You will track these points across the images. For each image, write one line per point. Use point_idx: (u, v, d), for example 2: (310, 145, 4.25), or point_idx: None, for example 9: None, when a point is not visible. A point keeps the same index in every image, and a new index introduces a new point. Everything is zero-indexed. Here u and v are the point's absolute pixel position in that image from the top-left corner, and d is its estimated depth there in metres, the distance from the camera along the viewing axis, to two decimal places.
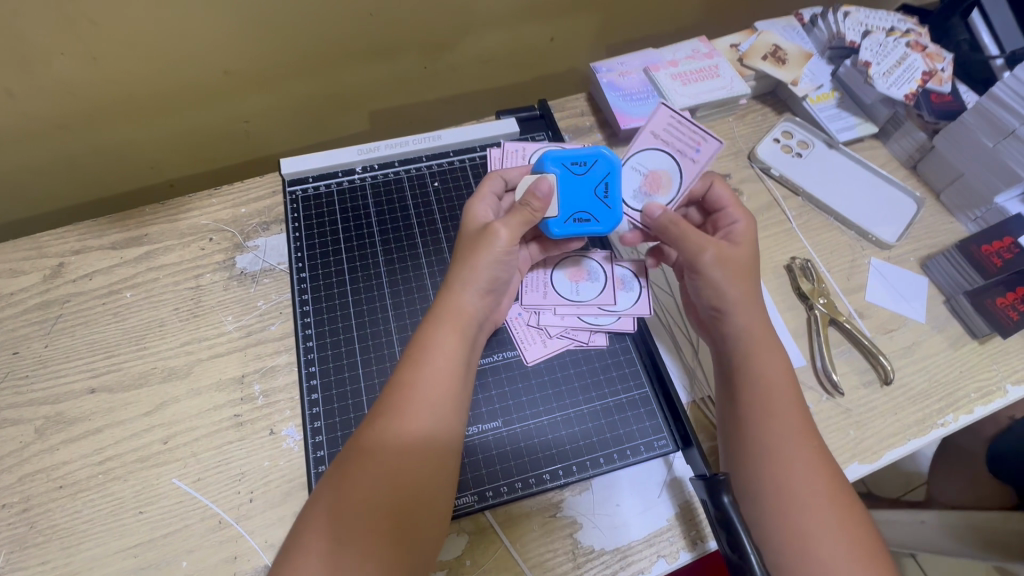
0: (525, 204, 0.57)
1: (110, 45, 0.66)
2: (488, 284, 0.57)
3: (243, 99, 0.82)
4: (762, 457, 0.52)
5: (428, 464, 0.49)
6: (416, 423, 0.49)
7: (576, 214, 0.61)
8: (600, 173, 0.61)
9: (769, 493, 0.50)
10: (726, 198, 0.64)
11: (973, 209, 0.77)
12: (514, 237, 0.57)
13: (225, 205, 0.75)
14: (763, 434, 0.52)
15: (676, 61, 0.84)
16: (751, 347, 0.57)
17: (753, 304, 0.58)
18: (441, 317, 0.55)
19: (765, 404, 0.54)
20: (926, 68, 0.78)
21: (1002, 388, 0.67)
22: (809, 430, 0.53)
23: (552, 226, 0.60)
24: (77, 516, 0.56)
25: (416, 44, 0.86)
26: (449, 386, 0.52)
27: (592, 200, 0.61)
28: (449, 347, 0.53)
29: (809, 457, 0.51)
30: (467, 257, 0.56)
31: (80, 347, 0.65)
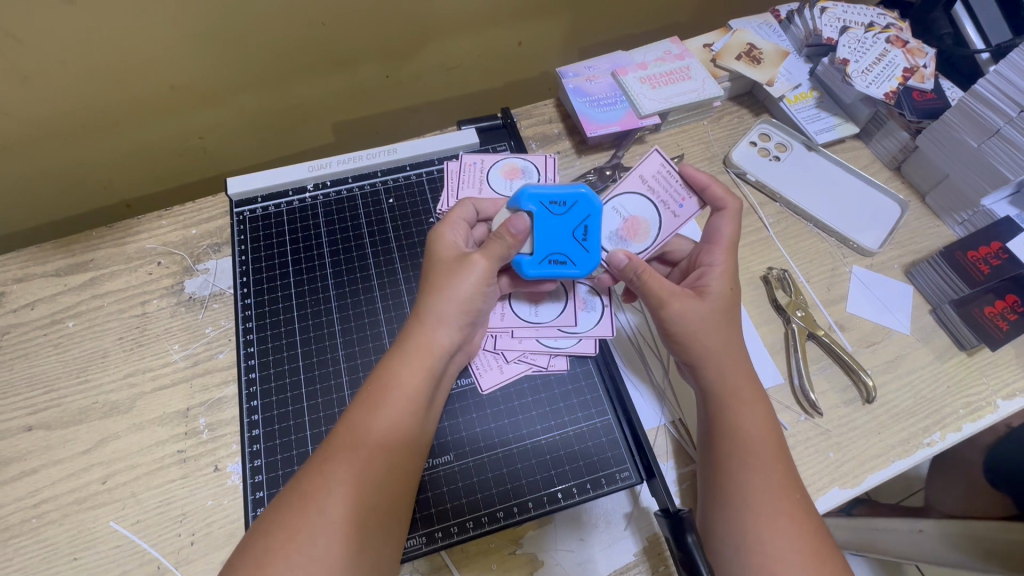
0: (497, 235, 0.54)
1: (43, 64, 0.63)
2: (464, 319, 0.54)
3: (196, 114, 0.79)
4: (736, 524, 0.48)
5: (380, 511, 0.46)
6: (372, 467, 0.46)
7: (551, 256, 0.57)
8: (580, 214, 0.57)
9: (743, 564, 0.47)
10: (724, 233, 0.58)
11: (960, 212, 0.73)
12: (491, 268, 0.54)
13: (175, 227, 0.72)
14: (739, 499, 0.49)
15: (646, 63, 0.80)
16: (727, 402, 0.52)
17: (729, 350, 0.54)
18: (408, 351, 0.51)
19: (740, 464, 0.50)
20: (907, 64, 0.74)
21: (992, 403, 0.64)
22: (790, 493, 0.49)
23: (525, 266, 0.57)
24: (8, 564, 0.53)
25: (376, 53, 0.82)
26: (409, 426, 0.50)
27: (569, 241, 0.57)
28: (414, 386, 0.50)
29: (788, 525, 0.47)
30: (442, 286, 0.53)
31: (18, 382, 0.62)
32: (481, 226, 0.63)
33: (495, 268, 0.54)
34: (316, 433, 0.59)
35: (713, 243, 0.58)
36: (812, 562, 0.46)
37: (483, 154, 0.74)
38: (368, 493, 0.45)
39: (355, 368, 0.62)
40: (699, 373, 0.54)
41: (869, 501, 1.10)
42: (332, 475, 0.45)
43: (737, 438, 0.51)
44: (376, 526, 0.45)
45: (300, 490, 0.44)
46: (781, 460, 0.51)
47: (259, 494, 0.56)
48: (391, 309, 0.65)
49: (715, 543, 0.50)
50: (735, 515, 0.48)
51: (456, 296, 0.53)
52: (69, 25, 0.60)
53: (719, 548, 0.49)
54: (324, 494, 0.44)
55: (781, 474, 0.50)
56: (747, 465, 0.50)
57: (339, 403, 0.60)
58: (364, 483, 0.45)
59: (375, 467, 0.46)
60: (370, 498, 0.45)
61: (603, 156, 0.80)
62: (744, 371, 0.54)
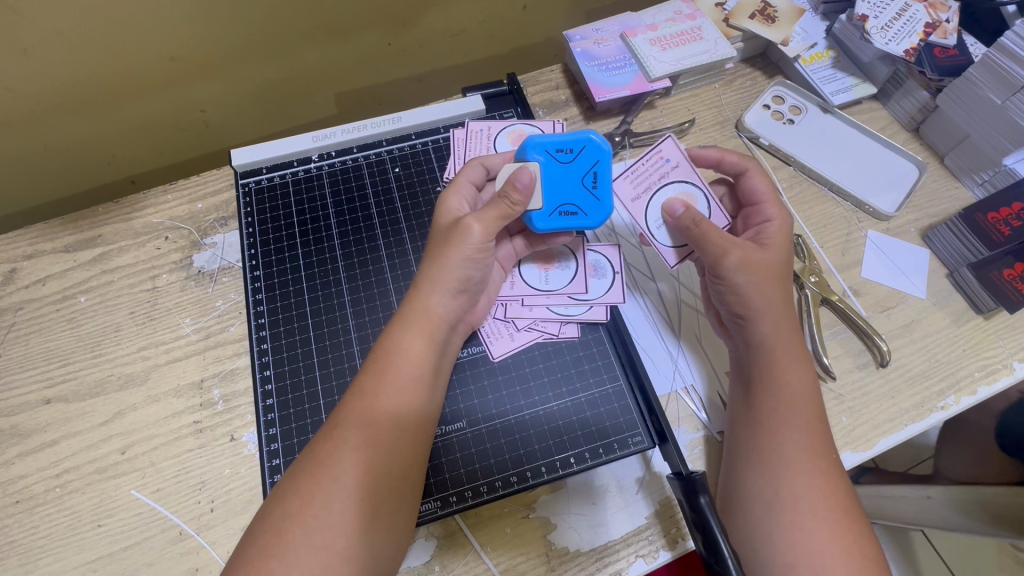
0: (503, 196, 0.53)
1: (40, 35, 0.62)
2: (460, 284, 0.53)
3: (197, 86, 0.78)
4: (765, 475, 0.49)
5: (391, 479, 0.46)
6: (384, 436, 0.47)
7: (562, 207, 0.57)
8: (589, 160, 0.58)
9: (772, 518, 0.47)
10: (762, 189, 0.58)
11: (981, 172, 0.71)
12: (490, 232, 0.53)
13: (181, 201, 0.72)
14: (774, 453, 0.49)
15: (656, 25, 0.78)
16: (774, 358, 0.52)
17: (782, 310, 0.54)
18: (409, 319, 0.52)
19: (783, 421, 0.50)
20: (929, 19, 0.71)
21: (1008, 366, 0.63)
22: (826, 454, 0.49)
23: (536, 219, 0.57)
24: (33, 532, 0.54)
25: (379, 19, 0.80)
26: (416, 393, 0.50)
27: (579, 190, 0.57)
28: (417, 354, 0.51)
29: (821, 483, 0.48)
30: (440, 252, 0.53)
31: (33, 357, 0.63)
32: (488, 187, 0.62)
33: (491, 231, 0.53)
34: (328, 402, 0.59)
35: (756, 202, 0.59)
36: (841, 522, 0.47)
37: (490, 121, 0.73)
38: (377, 459, 0.45)
39: (366, 337, 0.62)
40: (751, 328, 0.54)
41: (877, 470, 1.10)
42: (341, 444, 0.45)
43: (784, 394, 0.51)
44: (386, 494, 0.45)
45: (311, 459, 0.45)
46: (818, 419, 0.51)
47: (275, 461, 0.57)
48: (401, 278, 0.65)
49: (742, 496, 0.50)
50: (770, 469, 0.49)
51: (461, 264, 0.52)
52: None
53: (746, 499, 0.49)
54: (336, 461, 0.44)
55: (819, 430, 0.51)
56: (791, 420, 0.50)
57: (350, 371, 0.60)
58: (372, 449, 0.45)
59: (381, 435, 0.46)
60: (381, 465, 0.45)
61: (612, 122, 0.79)
62: (793, 331, 0.54)
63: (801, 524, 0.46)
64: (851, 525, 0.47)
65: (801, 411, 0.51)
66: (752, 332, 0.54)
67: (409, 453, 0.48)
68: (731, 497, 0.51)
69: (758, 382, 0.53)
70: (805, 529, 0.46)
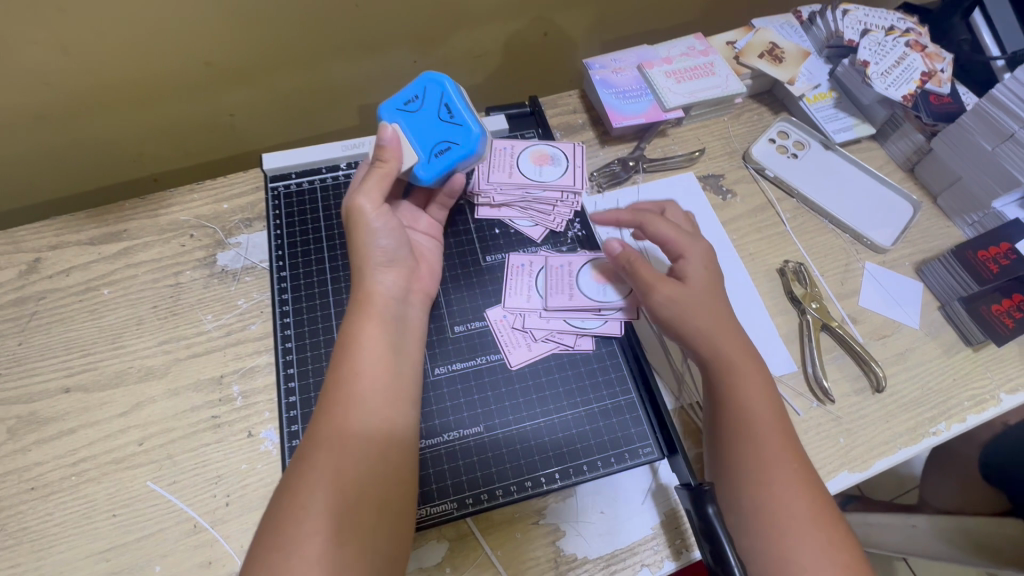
0: (375, 160, 0.57)
1: (83, 34, 0.64)
2: (388, 257, 0.57)
3: (227, 91, 0.80)
4: (743, 485, 0.51)
5: (374, 461, 0.46)
6: (365, 432, 0.46)
7: (436, 149, 0.60)
8: (436, 93, 0.61)
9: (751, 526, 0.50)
10: (665, 233, 0.62)
11: (970, 213, 0.75)
12: (376, 200, 0.56)
13: (207, 200, 0.73)
14: (734, 466, 0.52)
15: (670, 58, 0.82)
16: (725, 374, 0.56)
17: (723, 327, 0.58)
18: (354, 307, 0.54)
19: (736, 434, 0.53)
20: (925, 68, 0.76)
21: (996, 397, 0.66)
22: (791, 456, 0.52)
23: (419, 170, 0.61)
24: (47, 520, 0.55)
25: (407, 37, 0.84)
26: (388, 379, 0.50)
27: (438, 126, 0.61)
28: (376, 336, 0.52)
29: (791, 486, 0.50)
30: (375, 238, 0.56)
31: (54, 345, 0.64)
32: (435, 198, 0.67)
33: (376, 192, 0.57)
34: None
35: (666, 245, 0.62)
36: (819, 517, 0.49)
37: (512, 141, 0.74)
38: (362, 462, 0.45)
39: None
40: (695, 349, 0.58)
41: (864, 497, 1.13)
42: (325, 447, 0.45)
43: (734, 406, 0.54)
44: (378, 479, 0.45)
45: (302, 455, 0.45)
46: (778, 424, 0.54)
47: None
48: None
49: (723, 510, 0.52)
50: (734, 481, 0.52)
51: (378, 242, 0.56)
52: None
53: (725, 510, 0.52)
54: (320, 450, 0.45)
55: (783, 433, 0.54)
56: (751, 429, 0.53)
57: None
58: (354, 451, 0.45)
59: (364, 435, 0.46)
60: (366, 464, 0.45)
61: (626, 147, 0.82)
62: (738, 343, 0.58)
63: (778, 529, 0.49)
64: (827, 519, 0.49)
65: (755, 422, 0.53)
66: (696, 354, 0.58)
67: (389, 432, 0.48)
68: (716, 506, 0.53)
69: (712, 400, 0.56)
70: (777, 532, 0.49)
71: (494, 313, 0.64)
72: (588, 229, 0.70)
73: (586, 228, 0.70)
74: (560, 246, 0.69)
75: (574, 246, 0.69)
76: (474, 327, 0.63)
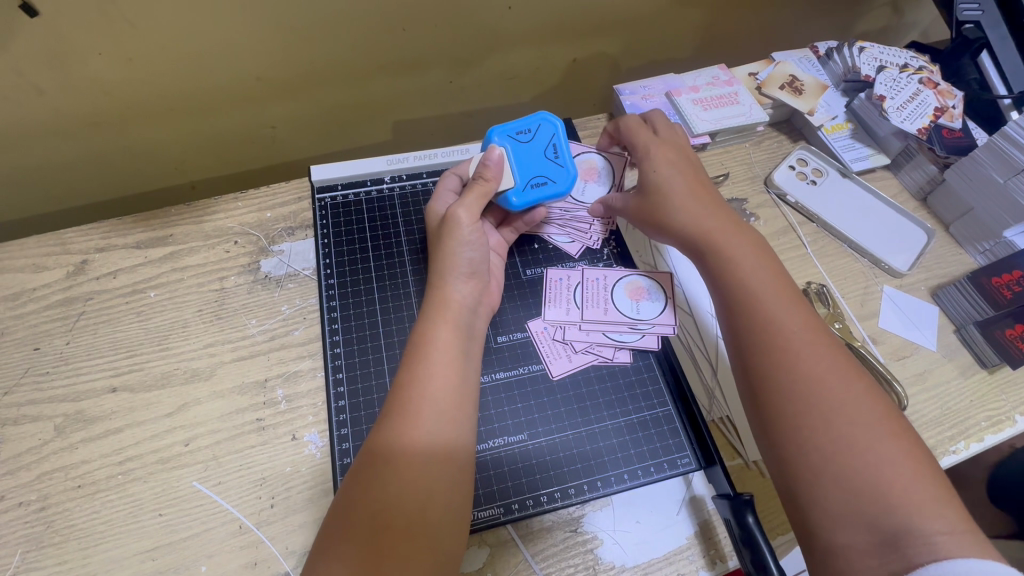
0: (480, 177, 0.63)
1: (145, 47, 0.67)
2: (468, 268, 0.60)
3: (272, 104, 0.83)
4: (807, 438, 0.49)
5: (434, 453, 0.49)
6: (429, 437, 0.49)
7: (533, 180, 0.66)
8: (545, 135, 0.68)
9: (824, 463, 0.47)
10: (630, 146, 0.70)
11: (982, 242, 0.79)
12: (475, 212, 0.61)
13: (251, 209, 0.75)
14: (785, 393, 0.51)
15: (697, 86, 0.86)
16: (764, 301, 0.56)
17: (759, 253, 0.60)
18: (431, 311, 0.56)
19: (779, 356, 0.52)
20: (938, 104, 0.81)
21: (1012, 418, 0.69)
22: (847, 373, 0.51)
23: (511, 195, 0.65)
24: (94, 517, 0.55)
25: (444, 59, 0.87)
26: (456, 381, 0.52)
27: (543, 162, 0.67)
28: (445, 339, 0.54)
29: (853, 411, 0.49)
30: (450, 247, 0.60)
31: (101, 345, 0.65)
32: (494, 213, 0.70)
33: (476, 206, 0.62)
34: None
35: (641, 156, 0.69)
36: (897, 446, 0.47)
37: None
38: (423, 465, 0.48)
39: None
40: (734, 276, 0.58)
41: None
42: (392, 450, 0.48)
43: (774, 329, 0.54)
44: (437, 475, 0.48)
45: (371, 445, 0.49)
46: (830, 349, 0.53)
47: (346, 459, 0.59)
48: None
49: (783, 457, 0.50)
50: (787, 406, 0.50)
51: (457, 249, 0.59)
52: (178, 13, 0.65)
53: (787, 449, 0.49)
54: (389, 447, 0.48)
55: (837, 368, 0.51)
56: (820, 387, 0.50)
57: None
58: (418, 454, 0.48)
59: (426, 435, 0.49)
60: (426, 469, 0.48)
61: None
62: (773, 272, 0.58)
63: (847, 460, 0.47)
64: (900, 438, 0.48)
65: (800, 344, 0.52)
66: (736, 282, 0.58)
67: (451, 429, 0.50)
68: (774, 470, 0.51)
69: (751, 326, 0.55)
70: (845, 456, 0.47)
71: (534, 325, 0.66)
72: (623, 247, 0.73)
73: (621, 246, 0.72)
74: (597, 262, 0.72)
75: (609, 263, 0.72)
76: (515, 338, 0.65)
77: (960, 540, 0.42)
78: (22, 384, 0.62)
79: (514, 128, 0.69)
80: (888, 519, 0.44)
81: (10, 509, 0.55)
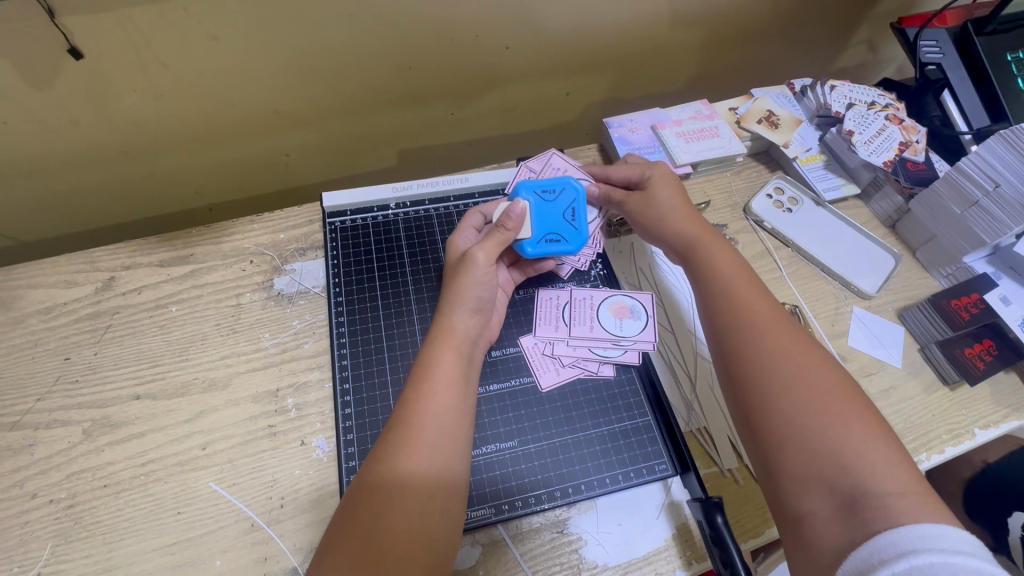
0: (500, 225, 0.68)
1: (175, 84, 0.74)
2: (475, 303, 0.65)
3: (287, 134, 0.90)
4: (772, 403, 0.53)
5: (434, 466, 0.54)
6: (430, 451, 0.54)
7: (548, 236, 0.71)
8: (567, 199, 0.74)
9: (788, 427, 0.52)
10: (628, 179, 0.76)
11: (945, 266, 0.85)
12: (491, 256, 0.66)
13: (265, 230, 0.81)
14: (753, 367, 0.56)
15: (680, 121, 0.93)
16: (735, 290, 0.62)
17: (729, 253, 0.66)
18: (437, 337, 0.62)
19: (747, 335, 0.58)
20: (902, 139, 0.88)
21: (971, 432, 0.74)
22: (808, 351, 0.57)
23: (526, 245, 0.70)
24: (118, 514, 0.60)
25: (446, 93, 0.94)
26: (456, 403, 0.58)
27: (561, 222, 0.72)
28: (448, 363, 0.60)
29: (814, 381, 0.54)
30: (458, 281, 0.65)
31: (126, 356, 0.70)
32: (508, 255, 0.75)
33: (492, 252, 0.66)
34: None
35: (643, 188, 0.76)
36: (860, 419, 0.50)
37: None
38: (422, 475, 0.53)
39: None
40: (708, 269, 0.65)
41: None
42: (393, 457, 0.53)
43: (742, 311, 0.60)
44: (434, 485, 0.53)
45: (376, 452, 0.54)
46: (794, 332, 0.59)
47: (352, 463, 0.64)
48: None
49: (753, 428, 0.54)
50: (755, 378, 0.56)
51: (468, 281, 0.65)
52: (207, 55, 0.72)
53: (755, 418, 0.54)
54: (391, 457, 0.53)
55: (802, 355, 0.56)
56: (783, 361, 0.55)
57: None
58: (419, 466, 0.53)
59: (427, 448, 0.54)
60: (425, 480, 0.53)
61: None
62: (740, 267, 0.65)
63: (806, 422, 0.51)
64: (857, 407, 0.52)
65: (765, 325, 0.58)
66: (712, 273, 0.65)
67: (450, 445, 0.56)
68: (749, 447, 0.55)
69: (723, 311, 0.61)
70: (805, 420, 0.51)
71: (526, 341, 0.72)
72: (610, 269, 0.79)
73: (607, 268, 0.78)
74: (584, 283, 0.78)
75: (596, 284, 0.78)
76: (507, 352, 0.71)
77: (918, 501, 0.45)
78: (53, 392, 0.67)
79: (540, 185, 0.74)
80: (847, 480, 0.47)
81: (41, 507, 0.60)
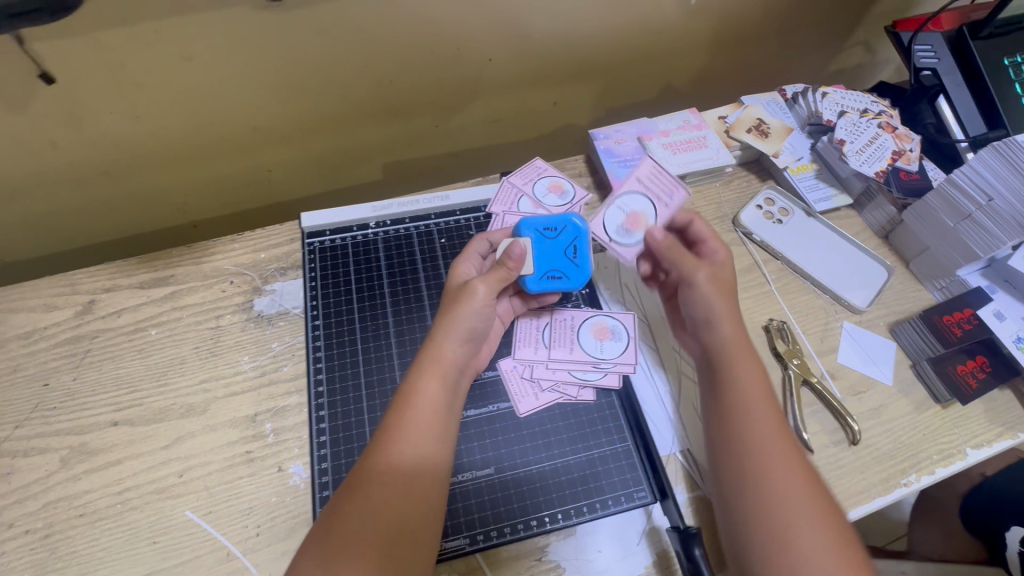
0: (501, 263, 0.66)
1: (152, 105, 0.73)
2: (467, 334, 0.64)
3: (269, 151, 0.89)
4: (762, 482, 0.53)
5: (409, 495, 0.53)
6: (406, 480, 0.53)
7: (549, 273, 0.70)
8: (570, 236, 0.71)
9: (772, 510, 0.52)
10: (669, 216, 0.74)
11: (939, 279, 0.83)
12: (491, 291, 0.65)
13: (246, 250, 0.81)
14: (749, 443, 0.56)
15: (668, 131, 0.91)
16: (737, 362, 0.61)
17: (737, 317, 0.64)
18: (423, 364, 0.61)
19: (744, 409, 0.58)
20: (895, 148, 0.85)
21: (963, 452, 0.72)
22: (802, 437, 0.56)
23: (528, 282, 0.70)
24: (94, 543, 0.60)
25: (430, 106, 0.93)
26: (435, 432, 0.57)
27: (562, 259, 0.71)
28: (431, 391, 0.59)
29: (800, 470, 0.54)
30: (452, 310, 0.63)
31: (105, 381, 0.70)
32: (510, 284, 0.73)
33: (493, 288, 0.65)
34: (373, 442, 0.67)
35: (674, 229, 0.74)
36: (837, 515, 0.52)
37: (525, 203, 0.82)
38: (396, 504, 0.52)
39: None
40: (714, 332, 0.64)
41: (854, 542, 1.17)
42: (370, 487, 0.52)
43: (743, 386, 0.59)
44: (408, 514, 0.52)
45: (352, 479, 0.54)
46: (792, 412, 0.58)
47: (327, 492, 0.64)
48: None
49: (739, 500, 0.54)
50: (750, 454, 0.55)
51: (463, 313, 0.63)
52: (181, 76, 0.71)
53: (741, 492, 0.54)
54: (369, 486, 0.52)
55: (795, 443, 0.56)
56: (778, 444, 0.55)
57: None
58: (394, 495, 0.52)
59: (401, 477, 0.53)
60: (399, 510, 0.52)
61: None
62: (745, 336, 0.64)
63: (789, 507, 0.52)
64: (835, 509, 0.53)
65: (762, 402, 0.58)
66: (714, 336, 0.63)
67: (426, 474, 0.55)
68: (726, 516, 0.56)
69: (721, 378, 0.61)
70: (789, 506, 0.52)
71: (505, 363, 0.70)
72: (593, 288, 0.77)
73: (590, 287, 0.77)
74: (566, 302, 0.76)
75: (578, 303, 0.77)
76: (486, 376, 0.70)
77: None
78: (31, 419, 0.67)
79: (544, 221, 0.72)
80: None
81: (17, 537, 0.60)
